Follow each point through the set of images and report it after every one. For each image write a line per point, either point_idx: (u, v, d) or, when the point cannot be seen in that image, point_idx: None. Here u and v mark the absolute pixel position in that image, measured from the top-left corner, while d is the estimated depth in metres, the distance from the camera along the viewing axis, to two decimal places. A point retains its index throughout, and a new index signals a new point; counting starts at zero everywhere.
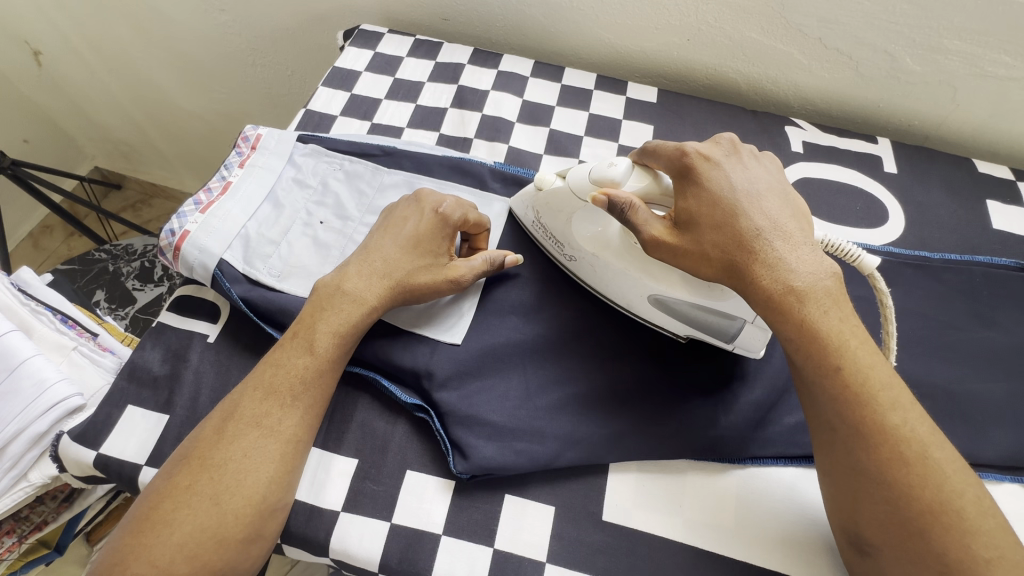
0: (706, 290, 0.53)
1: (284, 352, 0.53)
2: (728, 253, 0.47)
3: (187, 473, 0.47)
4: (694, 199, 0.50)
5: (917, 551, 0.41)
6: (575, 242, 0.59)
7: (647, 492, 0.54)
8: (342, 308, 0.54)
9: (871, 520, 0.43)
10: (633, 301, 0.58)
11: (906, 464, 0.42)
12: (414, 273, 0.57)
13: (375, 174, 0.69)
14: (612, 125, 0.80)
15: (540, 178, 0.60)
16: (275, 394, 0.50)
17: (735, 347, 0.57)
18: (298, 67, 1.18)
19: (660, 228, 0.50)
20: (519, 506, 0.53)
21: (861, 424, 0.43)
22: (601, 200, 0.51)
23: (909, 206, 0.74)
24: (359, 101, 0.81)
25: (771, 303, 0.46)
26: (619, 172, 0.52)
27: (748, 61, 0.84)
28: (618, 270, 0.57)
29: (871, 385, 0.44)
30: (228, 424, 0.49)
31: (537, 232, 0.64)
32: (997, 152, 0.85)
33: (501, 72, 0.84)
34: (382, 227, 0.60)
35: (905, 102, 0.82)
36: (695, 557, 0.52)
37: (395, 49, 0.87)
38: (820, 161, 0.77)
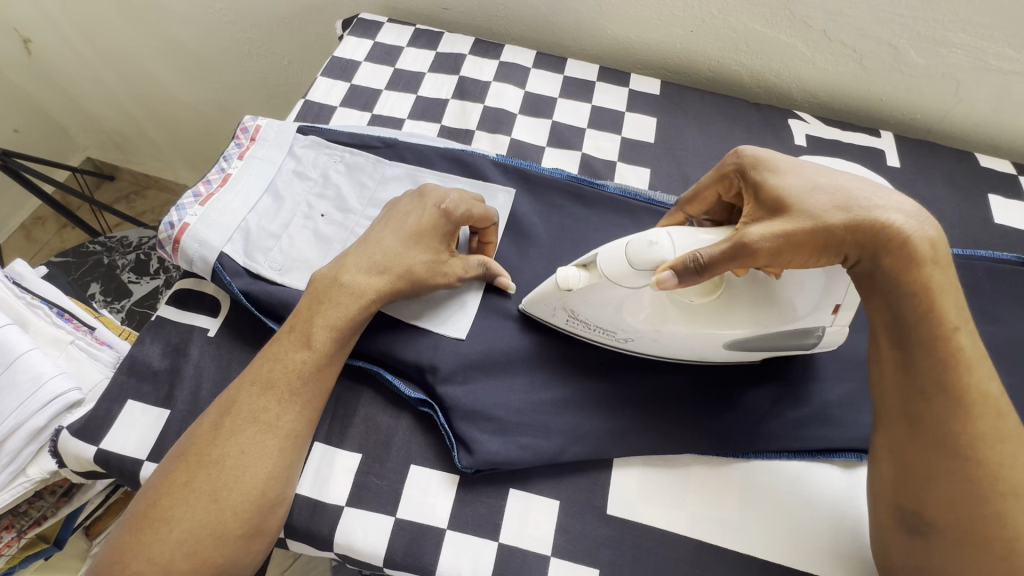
0: (780, 314, 0.52)
1: (282, 345, 0.52)
2: (845, 207, 0.45)
3: (182, 468, 0.47)
4: (778, 180, 0.48)
5: (978, 528, 0.43)
6: (628, 325, 0.53)
7: (652, 487, 0.54)
8: (340, 300, 0.54)
9: (939, 497, 0.44)
10: (707, 353, 0.55)
11: (994, 437, 0.44)
12: (415, 266, 0.56)
13: (376, 166, 0.68)
14: (616, 119, 0.79)
15: (563, 276, 0.51)
16: (273, 388, 0.50)
17: (817, 348, 0.57)
18: (295, 56, 1.16)
19: (761, 229, 0.45)
20: (524, 500, 0.53)
21: (959, 394, 0.44)
22: (668, 276, 0.45)
23: (911, 200, 0.74)
24: (359, 91, 0.80)
25: (909, 251, 0.45)
26: (666, 246, 0.46)
27: (752, 53, 0.83)
28: (687, 334, 0.53)
29: (975, 355, 0.45)
30: (224, 419, 0.49)
31: (573, 327, 0.57)
32: (998, 147, 0.85)
33: (503, 63, 0.83)
34: (388, 220, 0.59)
35: (909, 95, 0.82)
36: (700, 551, 0.52)
37: (394, 40, 0.86)
38: (822, 155, 0.77)
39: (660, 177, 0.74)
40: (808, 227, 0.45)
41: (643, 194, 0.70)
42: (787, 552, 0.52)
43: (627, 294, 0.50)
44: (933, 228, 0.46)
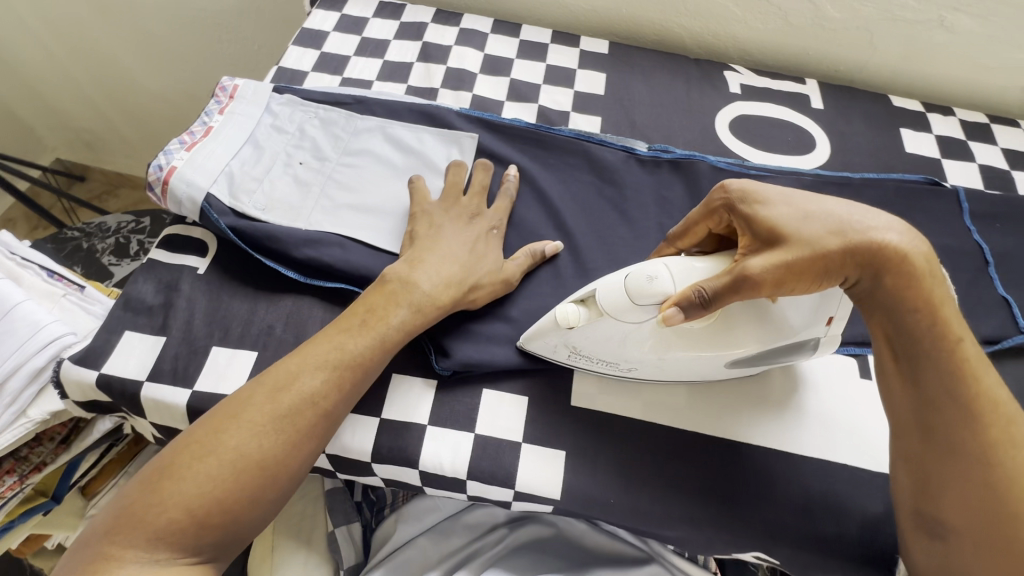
0: (776, 333, 0.52)
1: (345, 333, 0.55)
2: (842, 232, 0.47)
3: (236, 431, 0.49)
4: (768, 211, 0.50)
5: (996, 532, 0.46)
6: (634, 356, 0.55)
7: (611, 381, 0.61)
8: (405, 303, 0.57)
9: (955, 502, 0.47)
10: (709, 372, 0.57)
11: (1007, 446, 0.47)
12: (486, 275, 0.61)
13: (349, 120, 0.74)
14: (569, 75, 0.86)
15: (563, 314, 0.53)
16: (336, 374, 0.53)
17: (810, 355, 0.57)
18: (266, 41, 1.21)
19: (761, 260, 0.47)
20: (496, 398, 0.59)
21: (971, 406, 0.47)
22: (672, 313, 0.48)
23: (833, 136, 0.83)
24: (330, 58, 0.85)
25: (906, 275, 0.47)
26: (665, 281, 0.49)
27: (689, 15, 0.91)
28: (691, 359, 0.54)
29: (982, 367, 0.48)
30: (284, 394, 0.51)
31: (575, 361, 0.58)
32: (911, 91, 0.95)
33: (463, 30, 0.90)
34: (450, 232, 0.64)
35: (830, 47, 0.91)
36: (654, 432, 0.58)
37: (361, 12, 0.91)
38: (754, 101, 0.86)
39: (610, 123, 0.82)
40: (805, 255, 0.46)
41: (594, 137, 0.77)
42: (730, 428, 0.59)
43: (630, 329, 0.52)
44: (925, 244, 0.49)
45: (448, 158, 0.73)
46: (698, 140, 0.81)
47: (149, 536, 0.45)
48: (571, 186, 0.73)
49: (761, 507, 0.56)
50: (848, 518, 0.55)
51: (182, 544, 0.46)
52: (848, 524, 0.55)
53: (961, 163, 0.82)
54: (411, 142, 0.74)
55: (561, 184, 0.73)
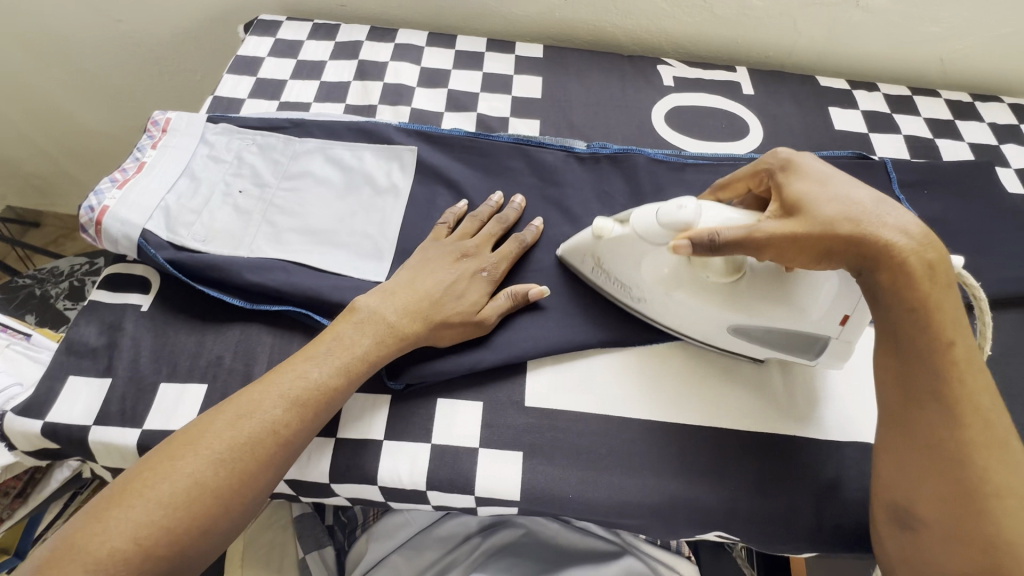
0: (786, 315, 0.54)
1: (310, 361, 0.55)
2: (853, 216, 0.48)
3: (193, 458, 0.48)
4: (804, 184, 0.52)
5: (975, 528, 0.44)
6: (644, 284, 0.59)
7: (564, 378, 0.62)
8: (370, 332, 0.57)
9: (930, 496, 0.46)
10: (710, 333, 0.60)
11: (987, 450, 0.46)
12: (457, 316, 0.60)
13: (287, 144, 0.75)
14: (506, 82, 0.88)
15: (600, 225, 0.59)
16: (299, 403, 0.52)
17: (819, 362, 0.60)
18: (208, 70, 1.20)
19: (773, 225, 0.49)
20: (451, 406, 0.60)
21: (953, 407, 0.46)
22: (681, 244, 0.51)
23: (765, 120, 0.85)
24: (266, 84, 0.85)
25: (903, 270, 0.47)
26: (691, 214, 0.52)
27: (619, 13, 0.93)
28: (695, 305, 0.57)
29: (971, 370, 0.48)
30: (245, 421, 0.50)
31: (597, 277, 0.63)
32: (839, 70, 0.99)
33: (398, 45, 0.91)
34: (438, 268, 0.63)
35: (758, 34, 0.94)
36: (608, 423, 0.59)
37: (295, 35, 0.92)
38: (687, 92, 0.88)
39: (549, 125, 0.83)
40: (814, 230, 0.48)
41: (533, 140, 0.78)
42: (683, 413, 0.60)
43: (650, 252, 0.56)
44: (937, 250, 0.49)
45: (389, 174, 0.74)
46: (636, 134, 0.83)
47: (88, 567, 0.42)
48: (514, 190, 0.74)
49: (719, 488, 0.57)
50: (800, 488, 0.57)
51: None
52: (802, 493, 0.57)
53: (887, 135, 0.85)
54: (351, 162, 0.74)
55: (504, 189, 0.74)
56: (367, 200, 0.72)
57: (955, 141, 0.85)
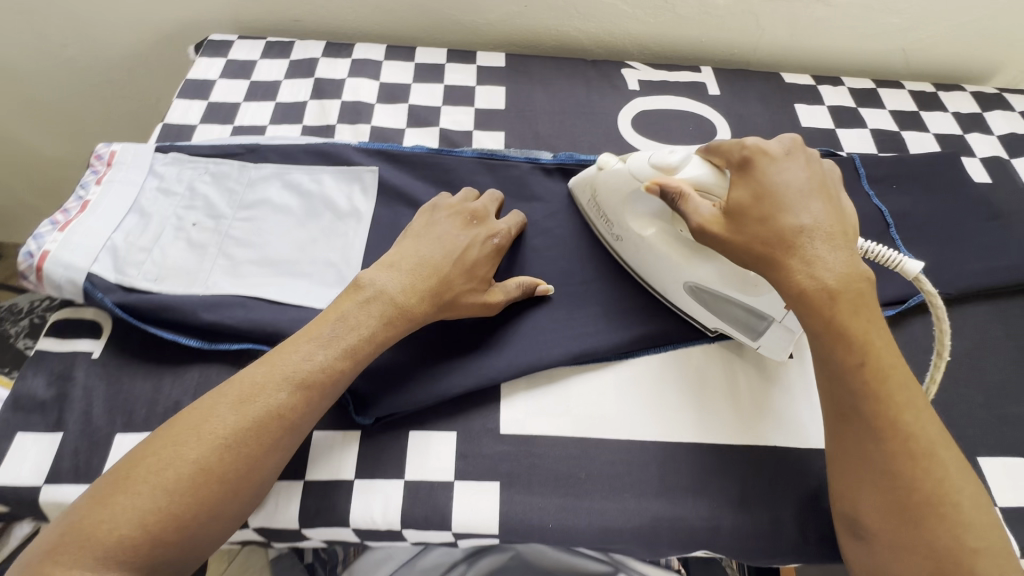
0: (741, 283, 0.57)
1: (313, 342, 0.53)
2: (770, 244, 0.50)
3: (196, 442, 0.47)
4: (744, 188, 0.53)
5: (909, 538, 0.45)
6: (625, 223, 0.64)
7: (538, 401, 0.60)
8: (376, 312, 0.56)
9: (872, 508, 0.47)
10: (668, 288, 0.63)
11: (913, 459, 0.46)
12: (469, 296, 0.60)
13: (242, 171, 0.72)
14: (468, 93, 0.86)
15: (603, 159, 0.66)
16: (304, 386, 0.51)
17: (760, 346, 0.62)
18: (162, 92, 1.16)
19: (709, 215, 0.54)
20: (423, 438, 0.58)
21: (879, 423, 0.47)
22: (653, 187, 0.57)
23: (732, 120, 0.84)
24: (218, 107, 0.82)
25: (795, 293, 0.49)
26: (677, 160, 0.57)
27: (580, 18, 0.92)
28: (659, 254, 0.61)
29: (892, 382, 0.48)
30: (249, 405, 0.49)
31: (592, 211, 0.69)
32: (804, 65, 0.98)
33: (356, 60, 0.88)
34: (447, 240, 0.62)
35: (721, 33, 0.93)
36: (586, 446, 0.58)
37: (247, 55, 0.89)
38: (653, 95, 0.87)
39: (515, 136, 0.81)
40: (737, 237, 0.52)
41: (497, 153, 0.76)
42: (661, 429, 0.59)
43: (636, 193, 0.62)
44: (853, 275, 0.49)
45: (350, 197, 0.72)
46: (603, 141, 0.82)
47: (98, 553, 0.42)
48: None
49: (702, 506, 0.55)
50: (783, 501, 0.56)
51: (130, 565, 0.43)
52: (785, 506, 0.56)
53: (854, 130, 0.85)
54: (310, 186, 0.72)
55: None
56: (328, 226, 0.69)
57: (921, 133, 0.85)
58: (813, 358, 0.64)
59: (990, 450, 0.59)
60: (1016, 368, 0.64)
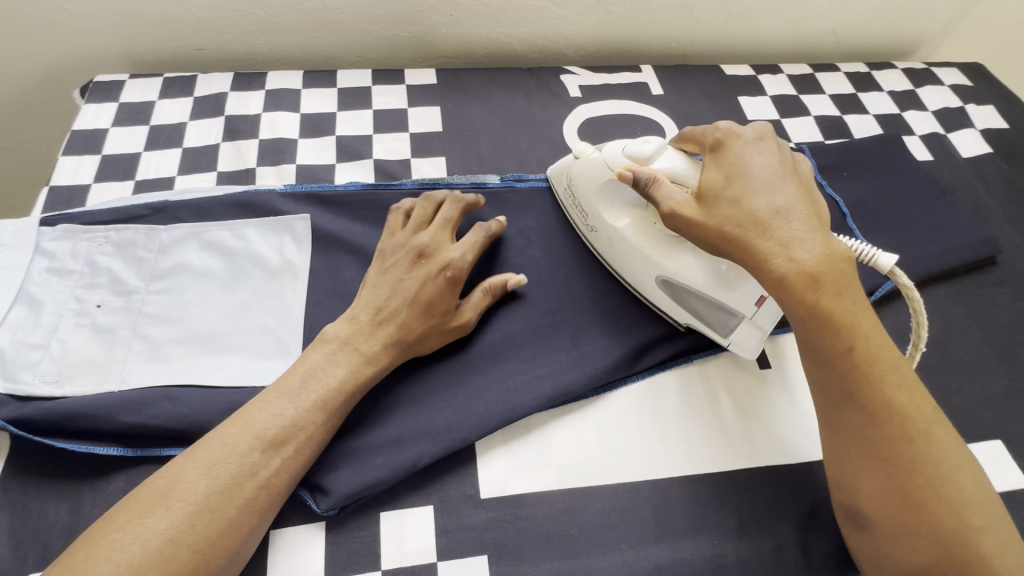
0: (716, 277, 0.56)
1: (283, 397, 0.49)
2: (745, 230, 0.48)
3: (162, 514, 0.42)
4: (716, 172, 0.53)
5: (913, 522, 0.44)
6: (600, 215, 0.62)
7: (518, 456, 0.55)
8: (344, 361, 0.53)
9: (872, 495, 0.45)
10: (641, 281, 0.61)
11: (910, 441, 0.44)
12: (435, 331, 0.56)
13: (150, 235, 0.62)
14: (401, 117, 0.79)
15: (580, 147, 0.64)
16: (277, 443, 0.47)
17: (729, 344, 0.59)
18: (36, 143, 0.97)
19: (682, 203, 0.52)
20: (398, 518, 0.52)
21: (871, 406, 0.45)
22: (625, 175, 0.55)
23: (680, 120, 0.82)
24: (115, 161, 0.72)
25: (776, 279, 0.47)
26: (649, 151, 0.56)
27: (511, 24, 0.86)
28: (633, 248, 0.60)
29: (880, 364, 0.45)
30: (219, 467, 0.45)
31: (568, 202, 0.67)
32: (741, 54, 0.97)
33: (270, 91, 0.79)
34: (398, 281, 0.56)
35: (657, 28, 0.90)
36: (575, 498, 0.54)
37: (142, 96, 0.78)
38: (596, 101, 0.83)
39: (457, 160, 0.76)
40: (712, 223, 0.50)
41: (440, 182, 0.70)
42: (650, 467, 0.55)
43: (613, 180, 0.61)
44: (831, 254, 0.47)
45: (281, 250, 0.64)
46: (550, 156, 0.77)
47: None
48: None
49: (702, 545, 0.52)
50: (783, 525, 0.54)
51: None
52: (787, 531, 0.53)
53: (798, 118, 0.84)
54: (233, 243, 0.63)
55: None
56: (259, 287, 0.61)
57: (861, 115, 0.85)
58: (793, 369, 0.62)
59: (971, 437, 0.59)
60: (981, 348, 0.65)
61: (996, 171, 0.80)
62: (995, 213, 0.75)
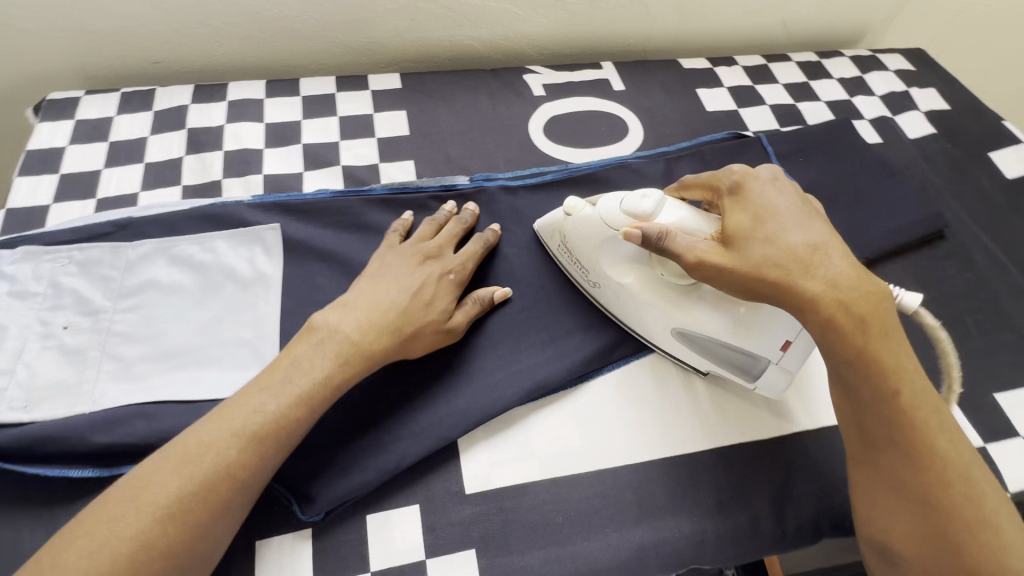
0: (735, 329, 0.54)
1: (265, 391, 0.49)
2: (782, 269, 0.48)
3: (142, 510, 0.42)
4: (739, 215, 0.52)
5: (951, 563, 0.44)
6: (604, 271, 0.60)
7: (500, 450, 0.56)
8: (330, 353, 0.52)
9: (908, 535, 0.46)
10: (656, 334, 0.60)
11: (948, 484, 0.45)
12: (429, 329, 0.56)
13: (115, 253, 0.62)
14: (367, 122, 0.79)
15: (571, 204, 0.61)
16: (258, 438, 0.47)
17: (757, 386, 0.59)
18: None
19: (710, 249, 0.50)
20: (384, 519, 0.53)
21: (911, 449, 0.46)
22: (634, 234, 0.53)
23: (642, 114, 0.84)
24: (75, 179, 0.71)
25: (819, 318, 0.47)
26: (651, 205, 0.54)
27: (472, 26, 0.87)
28: (644, 303, 0.58)
29: (922, 408, 0.47)
30: (198, 463, 0.44)
31: (562, 256, 0.64)
32: (697, 47, 1.00)
33: (233, 102, 0.79)
34: (400, 276, 0.58)
35: (615, 26, 0.92)
36: (558, 487, 0.55)
37: (100, 112, 0.77)
38: (560, 99, 0.84)
39: (425, 163, 0.76)
40: (747, 266, 0.49)
41: (410, 186, 0.70)
42: (629, 451, 0.57)
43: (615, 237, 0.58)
44: (868, 293, 0.47)
45: (252, 262, 0.63)
46: (518, 155, 0.78)
47: None
48: None
49: (683, 523, 0.54)
50: (758, 499, 0.56)
51: None
52: (762, 504, 0.56)
53: (754, 108, 0.87)
54: (202, 256, 0.63)
55: None
56: (231, 300, 0.61)
57: (814, 102, 0.89)
58: None
59: None
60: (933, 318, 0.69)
61: (940, 151, 0.84)
62: (940, 191, 0.80)
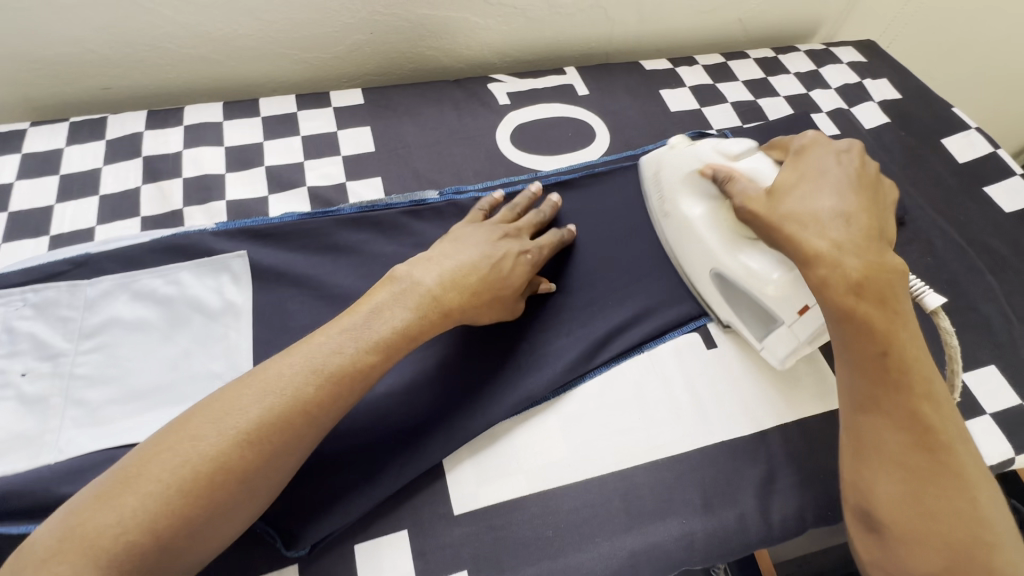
0: (760, 277, 0.57)
1: (337, 336, 0.48)
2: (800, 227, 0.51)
3: (209, 436, 0.42)
4: (793, 172, 0.56)
5: (930, 532, 0.45)
6: (677, 207, 0.65)
7: (486, 467, 0.56)
8: (409, 303, 0.52)
9: (890, 504, 0.46)
10: (699, 272, 0.64)
11: (933, 454, 0.46)
12: (495, 304, 0.57)
13: (73, 292, 0.59)
14: (330, 140, 0.78)
15: (677, 139, 0.68)
16: (321, 382, 0.46)
17: (763, 347, 0.61)
18: None
19: (755, 197, 0.55)
20: (372, 548, 0.52)
21: (904, 414, 0.47)
22: (708, 171, 0.60)
23: (607, 118, 0.84)
24: (26, 217, 0.68)
25: (821, 276, 0.49)
26: (728, 153, 0.60)
27: (433, 37, 0.87)
28: (698, 240, 0.62)
29: (913, 373, 0.47)
30: (262, 401, 0.44)
31: (651, 189, 0.70)
32: (657, 48, 1.01)
33: (190, 126, 0.76)
34: (480, 244, 0.58)
35: (576, 30, 0.93)
36: (546, 499, 0.55)
37: (47, 143, 0.73)
38: (525, 106, 0.84)
39: (393, 179, 0.75)
40: (776, 217, 0.53)
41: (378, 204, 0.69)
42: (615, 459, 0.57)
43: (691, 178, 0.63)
44: (873, 261, 0.48)
45: (220, 292, 0.61)
46: (487, 166, 0.78)
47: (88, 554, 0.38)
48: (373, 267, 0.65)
49: (672, 526, 0.55)
50: (743, 494, 0.57)
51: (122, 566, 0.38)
52: (748, 500, 0.57)
53: (717, 106, 0.88)
54: (166, 290, 0.60)
55: (363, 270, 0.65)
56: (200, 333, 0.59)
57: (773, 98, 0.91)
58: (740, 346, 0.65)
59: None
60: None
61: (896, 139, 0.87)
62: (898, 179, 0.82)
